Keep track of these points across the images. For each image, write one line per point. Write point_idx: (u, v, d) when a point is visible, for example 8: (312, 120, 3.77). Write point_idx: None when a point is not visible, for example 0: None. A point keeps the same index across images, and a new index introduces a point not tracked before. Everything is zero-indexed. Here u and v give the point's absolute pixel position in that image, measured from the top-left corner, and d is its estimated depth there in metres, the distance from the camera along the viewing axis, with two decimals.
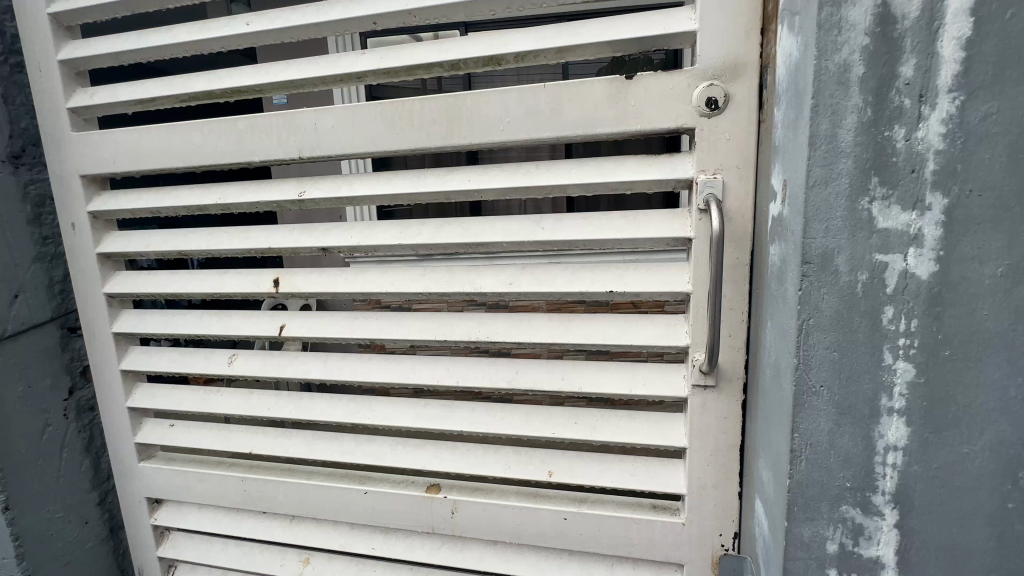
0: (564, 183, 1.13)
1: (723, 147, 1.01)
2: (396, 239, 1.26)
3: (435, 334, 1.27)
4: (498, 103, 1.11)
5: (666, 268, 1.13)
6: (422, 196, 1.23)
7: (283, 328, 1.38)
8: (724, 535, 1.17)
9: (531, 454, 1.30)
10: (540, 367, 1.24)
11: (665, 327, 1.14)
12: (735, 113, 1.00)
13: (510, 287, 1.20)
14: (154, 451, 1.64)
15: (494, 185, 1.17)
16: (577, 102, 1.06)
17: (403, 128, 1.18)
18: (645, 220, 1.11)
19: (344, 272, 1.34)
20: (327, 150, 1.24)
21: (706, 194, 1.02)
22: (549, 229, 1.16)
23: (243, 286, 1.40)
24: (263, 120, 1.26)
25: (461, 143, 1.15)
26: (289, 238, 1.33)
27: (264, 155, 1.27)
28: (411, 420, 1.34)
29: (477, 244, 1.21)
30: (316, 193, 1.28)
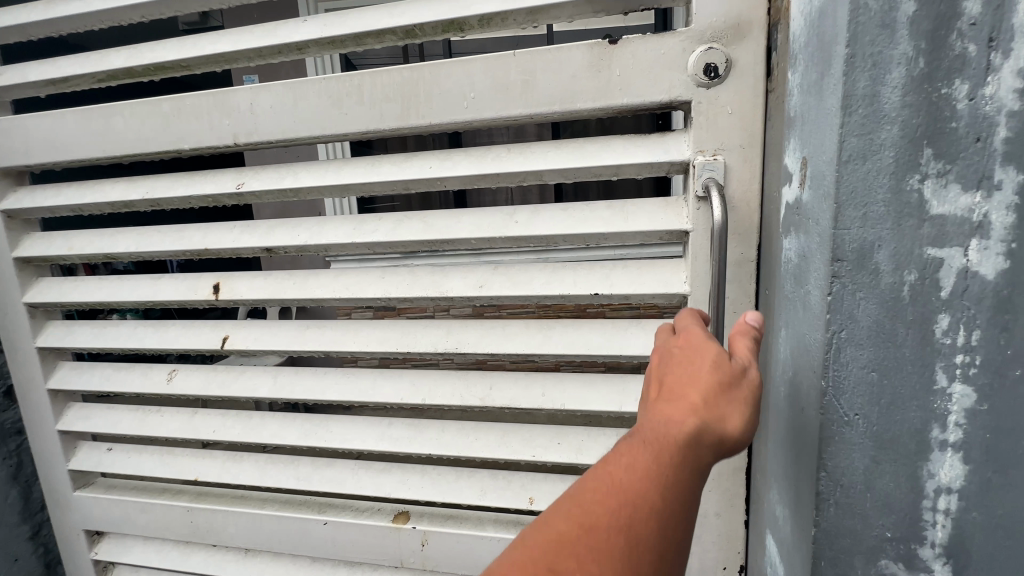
0: (540, 168, 0.97)
1: (724, 122, 0.86)
2: (349, 236, 1.09)
3: (396, 346, 1.11)
4: (462, 74, 0.95)
5: (659, 266, 0.98)
6: (377, 186, 1.06)
7: (226, 340, 1.22)
8: (728, 569, 1.02)
9: (509, 477, 1.15)
10: (517, 380, 1.09)
11: (658, 335, 0.99)
12: (737, 82, 0.84)
13: (480, 290, 1.04)
14: (93, 477, 1.47)
15: (459, 172, 1.00)
16: (552, 73, 0.91)
17: (352, 106, 1.00)
18: (634, 210, 0.96)
19: (293, 275, 1.17)
20: (266, 136, 1.06)
21: (705, 178, 0.87)
22: (523, 222, 1.00)
23: (178, 293, 1.22)
24: (191, 101, 1.09)
25: (421, 122, 0.98)
26: (228, 237, 1.17)
27: (195, 143, 1.10)
28: (374, 443, 1.19)
29: (442, 241, 1.04)
30: (257, 185, 1.11)
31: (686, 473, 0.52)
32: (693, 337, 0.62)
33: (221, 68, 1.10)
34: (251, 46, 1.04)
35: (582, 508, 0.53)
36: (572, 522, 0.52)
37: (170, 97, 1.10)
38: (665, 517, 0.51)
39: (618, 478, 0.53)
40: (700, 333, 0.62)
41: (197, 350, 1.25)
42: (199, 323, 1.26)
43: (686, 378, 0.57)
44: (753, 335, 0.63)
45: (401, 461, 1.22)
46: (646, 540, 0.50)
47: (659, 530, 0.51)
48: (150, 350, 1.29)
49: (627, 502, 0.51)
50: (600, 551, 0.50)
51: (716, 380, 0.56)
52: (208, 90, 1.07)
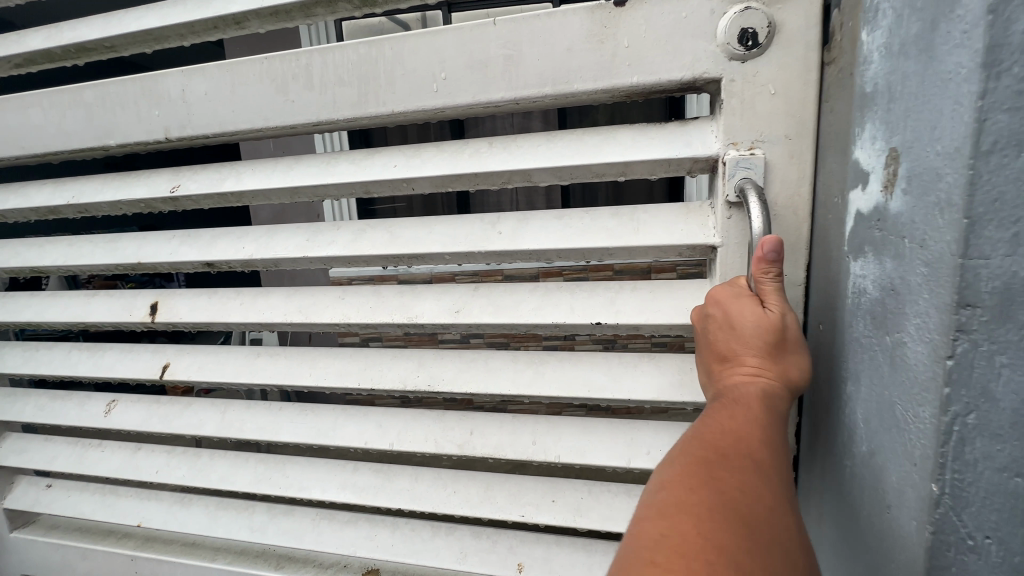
0: (527, 166, 0.77)
1: (765, 105, 0.66)
2: (301, 250, 0.91)
3: (359, 381, 0.93)
4: (430, 49, 0.75)
5: (677, 289, 0.78)
6: (332, 190, 0.87)
7: (167, 368, 1.04)
8: None
9: (493, 535, 0.96)
10: (503, 424, 0.90)
11: (676, 375, 0.79)
12: (783, 52, 0.65)
13: (457, 317, 0.85)
14: (33, 516, 1.30)
15: (429, 171, 0.81)
16: (544, 46, 0.71)
17: (300, 92, 0.82)
18: (646, 219, 0.76)
19: (241, 294, 0.99)
20: (201, 129, 0.88)
21: (738, 179, 0.67)
22: (508, 233, 0.81)
23: (111, 315, 1.04)
24: (116, 89, 0.91)
25: (380, 111, 0.79)
26: (165, 249, 0.99)
27: (122, 139, 0.92)
28: (336, 493, 1.00)
29: (410, 256, 0.85)
30: (195, 188, 0.93)
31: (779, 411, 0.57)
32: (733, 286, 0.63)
33: (153, 49, 0.93)
34: (183, 20, 0.86)
35: (705, 442, 0.53)
36: (705, 450, 0.52)
37: (93, 85, 0.92)
38: (774, 448, 0.53)
39: (727, 420, 0.55)
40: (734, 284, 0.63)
41: (136, 381, 1.07)
42: (139, 348, 1.08)
43: (735, 340, 0.59)
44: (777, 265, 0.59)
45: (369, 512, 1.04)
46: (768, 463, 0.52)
47: (780, 457, 0.53)
48: (85, 378, 1.12)
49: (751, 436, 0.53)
50: (740, 471, 0.50)
51: (777, 332, 0.58)
52: (135, 75, 0.90)
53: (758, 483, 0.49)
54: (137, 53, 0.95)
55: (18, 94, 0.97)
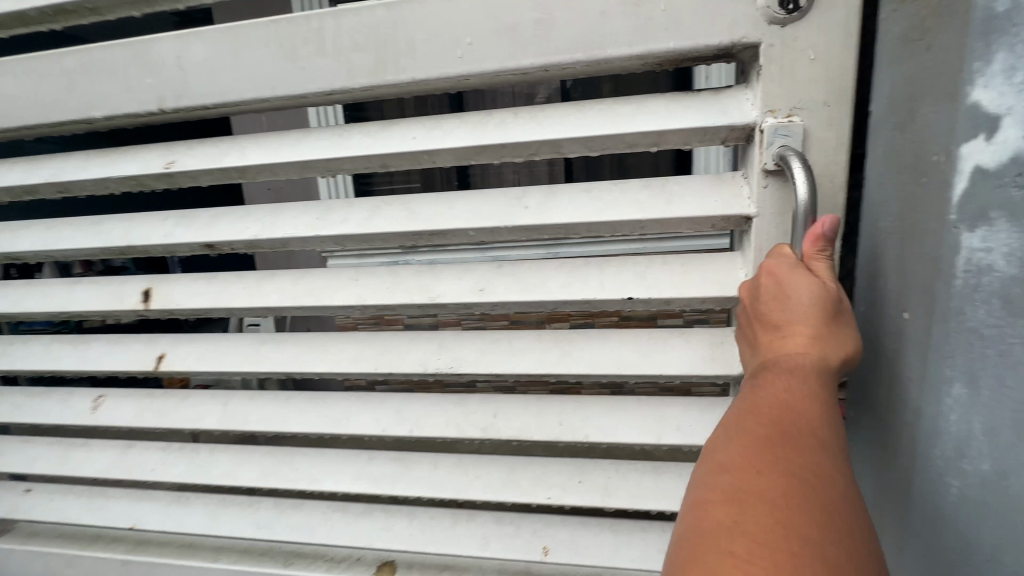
0: (556, 137, 0.74)
1: (804, 71, 0.66)
2: (312, 229, 0.86)
3: (376, 366, 0.89)
4: (455, 13, 0.72)
5: (709, 262, 0.77)
6: (346, 164, 0.82)
7: (162, 359, 0.98)
8: None
9: (516, 521, 0.94)
10: (528, 407, 0.87)
11: (708, 349, 0.79)
12: (823, 16, 0.64)
13: (481, 295, 0.82)
14: (10, 524, 1.21)
15: (453, 142, 0.77)
16: (577, 8, 0.68)
17: (312, 58, 0.77)
18: (679, 190, 0.75)
19: (244, 277, 0.93)
20: (200, 99, 0.82)
21: (777, 147, 0.67)
22: (535, 207, 0.78)
23: (98, 303, 0.97)
24: (103, 55, 0.84)
25: (400, 79, 0.75)
26: (159, 231, 0.92)
27: (110, 110, 0.85)
28: (351, 483, 0.96)
29: (431, 233, 0.82)
30: (192, 163, 0.87)
31: (825, 389, 0.56)
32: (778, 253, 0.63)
33: (142, 12, 0.85)
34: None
35: (759, 419, 0.55)
36: (757, 429, 0.54)
37: (76, 50, 0.85)
38: (828, 422, 0.54)
39: (778, 394, 0.56)
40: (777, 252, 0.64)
41: (128, 373, 1.00)
42: (130, 339, 1.01)
43: (785, 310, 0.59)
44: (829, 242, 0.61)
45: (384, 503, 1.01)
46: (824, 438, 0.53)
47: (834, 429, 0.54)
48: (69, 373, 1.04)
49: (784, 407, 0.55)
50: (794, 448, 0.52)
51: (826, 306, 0.58)
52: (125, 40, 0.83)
53: (806, 459, 0.51)
54: (124, 17, 0.87)
55: None
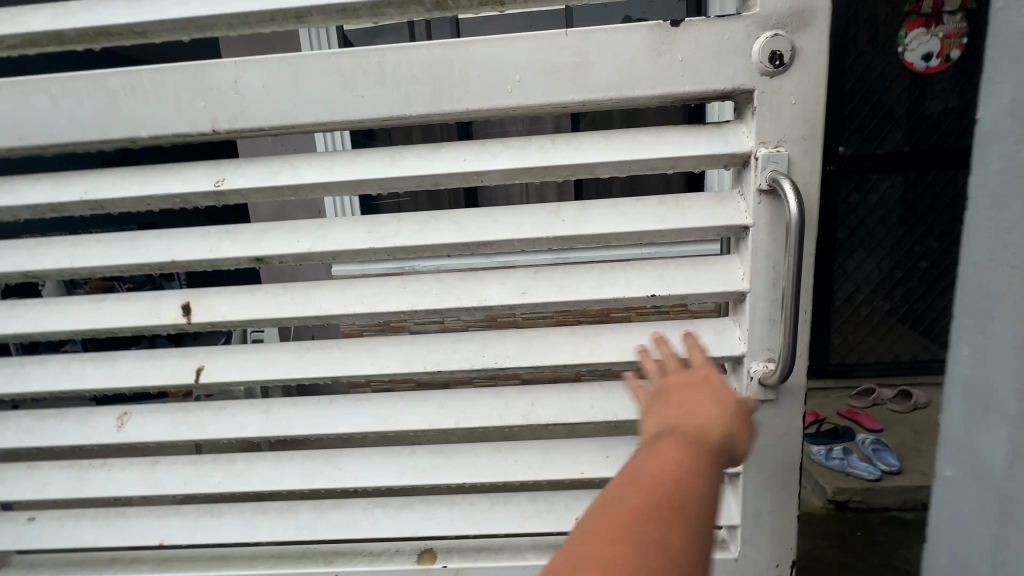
0: (592, 161, 0.87)
1: (787, 112, 0.84)
2: (364, 242, 0.93)
3: (424, 365, 0.97)
4: (506, 54, 0.83)
5: (712, 263, 0.94)
6: (399, 183, 0.90)
7: (201, 372, 1.00)
8: (782, 565, 1.02)
9: (550, 498, 1.05)
10: (562, 394, 0.99)
11: (714, 335, 0.95)
12: (801, 70, 0.82)
13: (524, 297, 0.93)
14: (6, 558, 1.15)
15: (500, 164, 0.88)
16: (610, 55, 0.82)
17: (371, 88, 0.85)
18: (689, 205, 0.91)
19: (289, 290, 0.98)
20: (256, 122, 0.87)
21: (768, 172, 0.84)
22: (571, 220, 0.91)
23: (132, 320, 0.97)
24: (152, 77, 0.86)
25: (455, 109, 0.85)
26: (203, 247, 0.95)
27: (158, 130, 0.88)
28: (396, 477, 1.03)
29: (478, 244, 0.92)
30: (243, 181, 0.91)
31: (707, 450, 0.56)
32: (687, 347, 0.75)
33: (190, 37, 0.89)
34: (235, 10, 0.84)
35: (639, 470, 0.53)
36: (625, 482, 0.52)
37: (121, 72, 0.86)
38: (675, 472, 0.52)
39: (663, 451, 0.55)
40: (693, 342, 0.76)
41: (162, 388, 1.01)
42: (163, 354, 1.02)
43: (681, 388, 0.66)
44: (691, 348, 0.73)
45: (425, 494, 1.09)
46: (682, 481, 0.52)
47: (697, 474, 0.53)
48: (93, 391, 1.02)
49: (673, 455, 0.54)
50: (644, 494, 0.50)
51: (715, 387, 0.65)
52: (176, 64, 0.86)
53: (658, 501, 0.50)
54: (167, 41, 0.90)
55: (17, 79, 0.87)
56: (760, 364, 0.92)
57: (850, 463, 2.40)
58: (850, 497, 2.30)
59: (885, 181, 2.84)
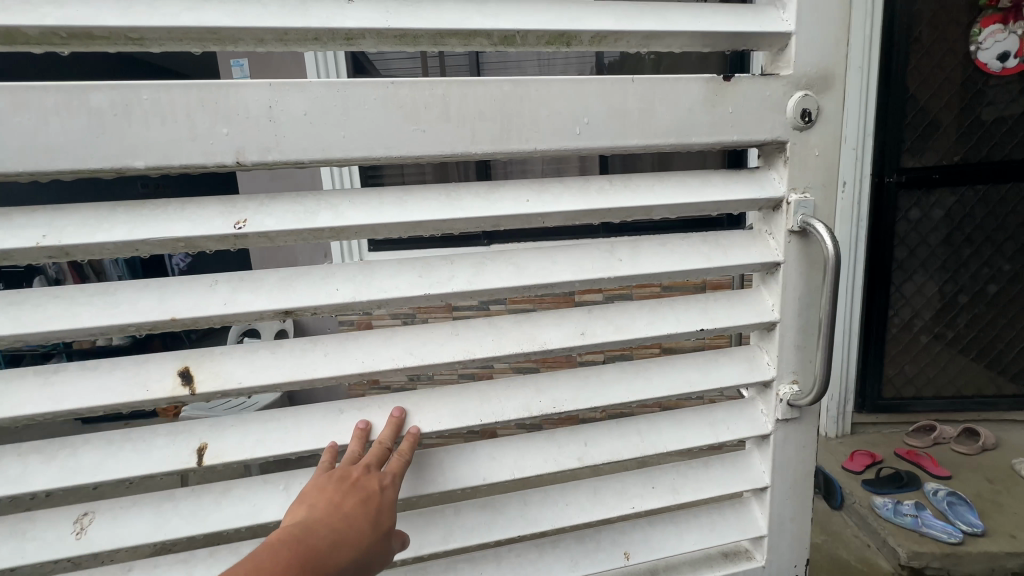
0: (649, 204, 0.93)
1: (812, 163, 0.93)
2: (416, 287, 0.88)
3: (481, 417, 0.95)
4: (575, 99, 0.87)
5: (746, 297, 1.01)
6: (459, 223, 0.90)
7: (204, 451, 0.83)
8: (798, 566, 1.11)
9: (596, 537, 1.06)
10: (611, 432, 1.03)
11: (747, 363, 1.02)
12: (823, 127, 0.92)
13: (584, 338, 0.96)
14: None
15: (566, 207, 0.91)
16: (671, 103, 0.88)
17: (435, 122, 0.85)
18: (731, 245, 0.97)
19: (318, 344, 0.87)
20: (293, 153, 0.79)
21: (801, 216, 0.93)
22: (628, 259, 0.95)
23: (111, 394, 0.78)
24: (154, 96, 0.74)
25: (523, 148, 0.88)
26: (209, 299, 0.77)
27: (162, 157, 0.76)
28: (442, 539, 1.00)
29: (539, 286, 0.94)
30: (270, 223, 0.74)
31: (344, 535, 0.73)
32: (402, 451, 0.85)
33: (200, 48, 0.76)
34: (272, 24, 0.75)
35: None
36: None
37: (112, 86, 0.73)
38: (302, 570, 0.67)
39: (284, 553, 0.67)
40: (363, 446, 0.85)
41: (145, 477, 0.81)
42: (148, 432, 0.83)
43: (348, 482, 0.78)
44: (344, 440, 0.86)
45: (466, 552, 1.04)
46: None
47: None
48: (41, 492, 0.80)
49: (291, 547, 0.68)
50: None
51: (332, 492, 0.76)
52: (190, 82, 0.75)
53: None
54: (167, 47, 0.76)
55: None
56: (787, 386, 1.02)
57: (923, 520, 2.45)
58: (929, 563, 2.30)
59: (952, 196, 3.01)
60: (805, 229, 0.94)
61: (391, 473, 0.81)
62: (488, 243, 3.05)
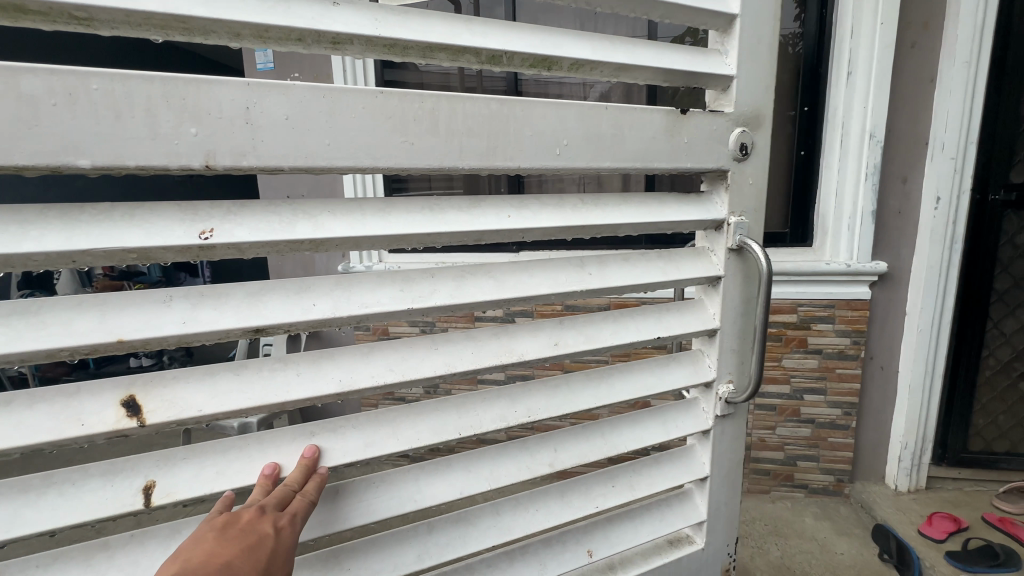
0: (617, 223, 0.98)
1: (746, 190, 1.05)
2: (398, 302, 0.88)
3: (461, 431, 0.94)
4: (556, 122, 0.89)
5: (692, 307, 1.10)
6: (442, 238, 0.89)
7: (151, 490, 0.75)
8: (729, 544, 1.23)
9: (563, 540, 1.08)
10: (578, 435, 1.07)
11: (693, 366, 1.12)
12: (755, 160, 1.05)
13: (557, 348, 0.98)
14: None
15: (545, 223, 0.92)
16: (636, 131, 0.93)
17: (424, 136, 0.83)
18: (681, 260, 1.07)
19: (290, 363, 0.84)
20: (274, 158, 0.77)
21: (738, 237, 1.05)
22: (596, 273, 0.99)
23: (34, 432, 0.67)
24: (107, 87, 0.66)
25: (509, 165, 0.87)
26: (168, 317, 0.72)
27: (115, 154, 0.67)
28: (417, 559, 0.96)
29: (519, 299, 0.94)
30: (242, 233, 0.75)
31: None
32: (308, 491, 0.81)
33: (163, 37, 0.71)
34: (252, 21, 0.72)
35: None
36: None
37: (52, 71, 0.63)
38: None
39: None
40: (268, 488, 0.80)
41: (75, 525, 0.71)
42: (80, 472, 0.73)
43: (240, 526, 0.73)
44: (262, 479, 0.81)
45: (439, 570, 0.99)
46: None
47: None
48: None
49: None
50: None
51: (221, 536, 0.72)
52: (151, 75, 0.68)
53: None
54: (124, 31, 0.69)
55: None
56: (724, 386, 1.12)
57: None
58: None
59: None
60: (741, 247, 1.06)
61: (291, 516, 0.77)
62: (516, 251, 3.05)
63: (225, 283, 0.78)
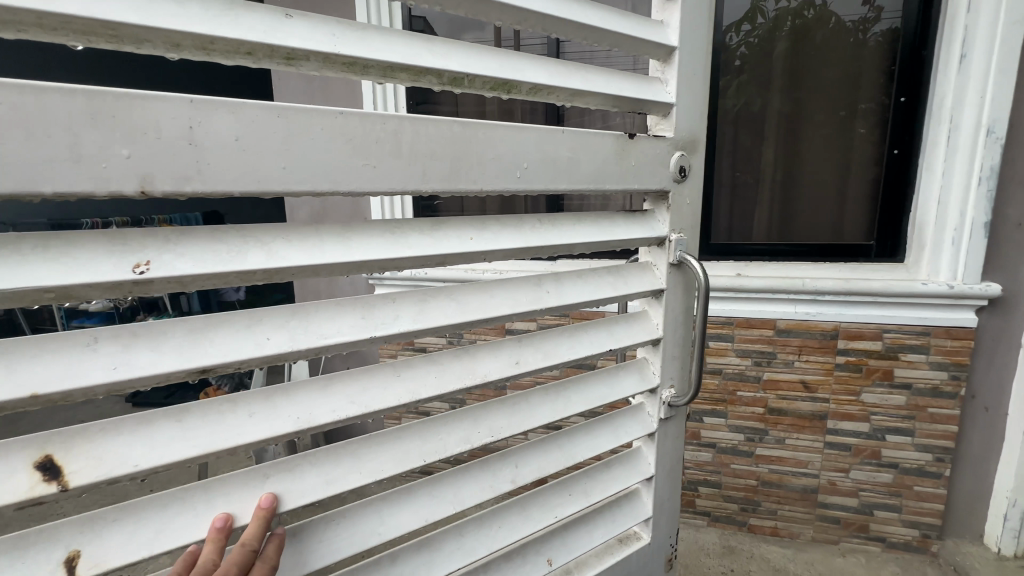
0: (572, 242, 0.95)
1: (685, 210, 1.07)
2: (359, 331, 0.79)
3: (427, 457, 0.88)
4: (513, 143, 0.83)
5: (639, 320, 1.10)
6: (404, 263, 0.81)
7: (76, 562, 0.65)
8: (670, 537, 1.24)
9: (527, 559, 1.02)
10: (535, 448, 1.04)
11: (641, 375, 1.12)
12: (693, 180, 1.06)
13: (518, 367, 0.94)
14: None
15: (506, 245, 0.87)
16: (587, 153, 0.90)
17: (386, 158, 0.74)
18: (628, 274, 1.06)
19: (239, 405, 0.75)
20: (223, 184, 0.67)
21: (679, 253, 1.05)
22: (554, 292, 0.96)
23: None
24: (16, 99, 0.56)
25: (472, 188, 0.81)
26: (96, 360, 0.65)
27: (26, 179, 0.57)
28: None
29: (481, 322, 0.89)
30: (184, 266, 0.67)
31: None
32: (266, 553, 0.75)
33: (85, 42, 0.61)
34: (190, 30, 0.63)
35: None
36: None
37: None
38: None
39: None
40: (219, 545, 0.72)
41: None
42: None
43: None
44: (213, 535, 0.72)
45: None
46: None
47: None
48: None
49: None
50: None
51: None
52: (74, 86, 0.59)
53: None
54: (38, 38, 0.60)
55: None
56: (667, 391, 1.13)
57: None
58: None
59: None
60: (682, 262, 1.07)
61: None
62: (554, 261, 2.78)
63: (164, 320, 0.70)
